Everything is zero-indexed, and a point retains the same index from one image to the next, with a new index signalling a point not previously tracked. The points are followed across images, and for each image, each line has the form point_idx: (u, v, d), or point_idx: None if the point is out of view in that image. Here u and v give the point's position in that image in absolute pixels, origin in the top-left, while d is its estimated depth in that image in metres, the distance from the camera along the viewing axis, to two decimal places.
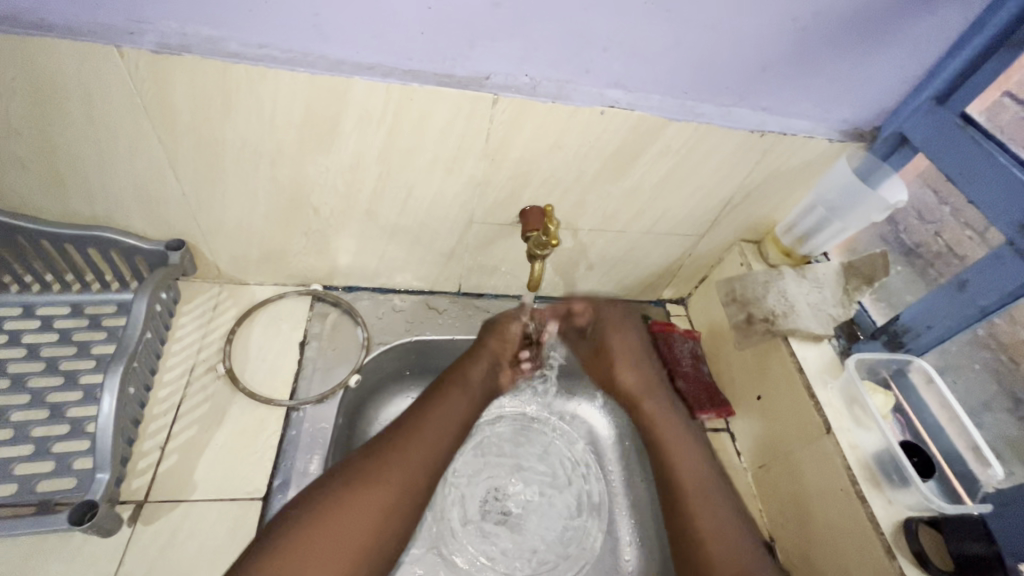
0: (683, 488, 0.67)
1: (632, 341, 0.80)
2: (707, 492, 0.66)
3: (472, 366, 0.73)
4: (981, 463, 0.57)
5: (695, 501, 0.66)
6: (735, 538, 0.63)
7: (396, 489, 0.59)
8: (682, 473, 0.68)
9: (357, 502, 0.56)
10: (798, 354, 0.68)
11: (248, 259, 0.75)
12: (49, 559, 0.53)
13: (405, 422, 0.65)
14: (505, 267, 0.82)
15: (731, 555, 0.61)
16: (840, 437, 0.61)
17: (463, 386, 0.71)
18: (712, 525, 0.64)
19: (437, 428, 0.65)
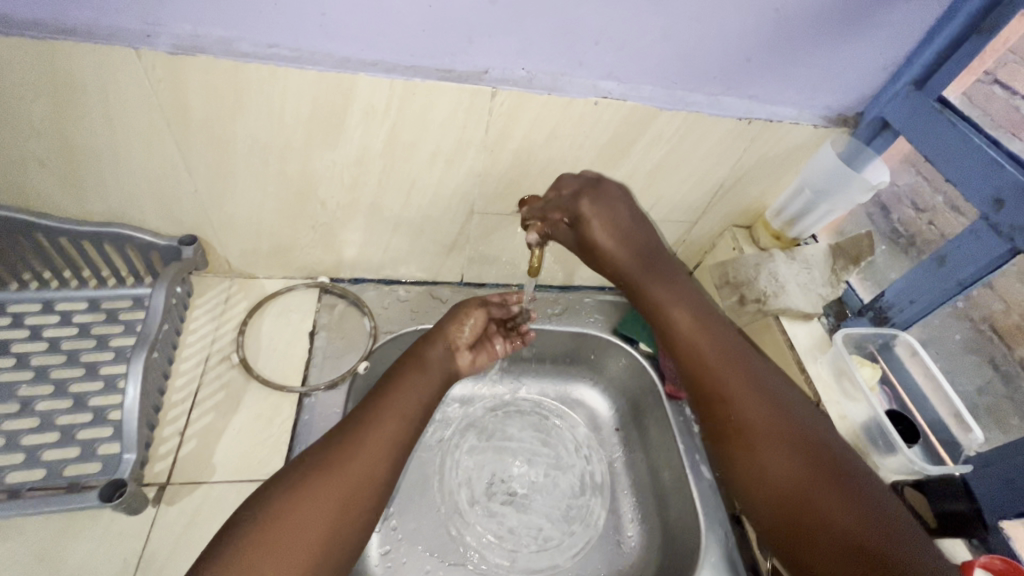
0: (717, 388, 0.58)
1: (615, 214, 0.65)
2: (745, 386, 0.57)
3: (428, 349, 0.70)
4: (962, 429, 0.60)
5: (731, 402, 0.57)
6: (786, 435, 0.55)
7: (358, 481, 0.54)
8: (712, 369, 0.59)
9: (314, 496, 0.52)
10: (789, 332, 0.71)
11: (257, 253, 0.77)
12: (79, 538, 0.56)
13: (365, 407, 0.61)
14: (506, 257, 0.84)
15: (782, 459, 0.53)
16: (830, 409, 0.64)
17: (420, 371, 0.66)
18: (760, 425, 0.55)
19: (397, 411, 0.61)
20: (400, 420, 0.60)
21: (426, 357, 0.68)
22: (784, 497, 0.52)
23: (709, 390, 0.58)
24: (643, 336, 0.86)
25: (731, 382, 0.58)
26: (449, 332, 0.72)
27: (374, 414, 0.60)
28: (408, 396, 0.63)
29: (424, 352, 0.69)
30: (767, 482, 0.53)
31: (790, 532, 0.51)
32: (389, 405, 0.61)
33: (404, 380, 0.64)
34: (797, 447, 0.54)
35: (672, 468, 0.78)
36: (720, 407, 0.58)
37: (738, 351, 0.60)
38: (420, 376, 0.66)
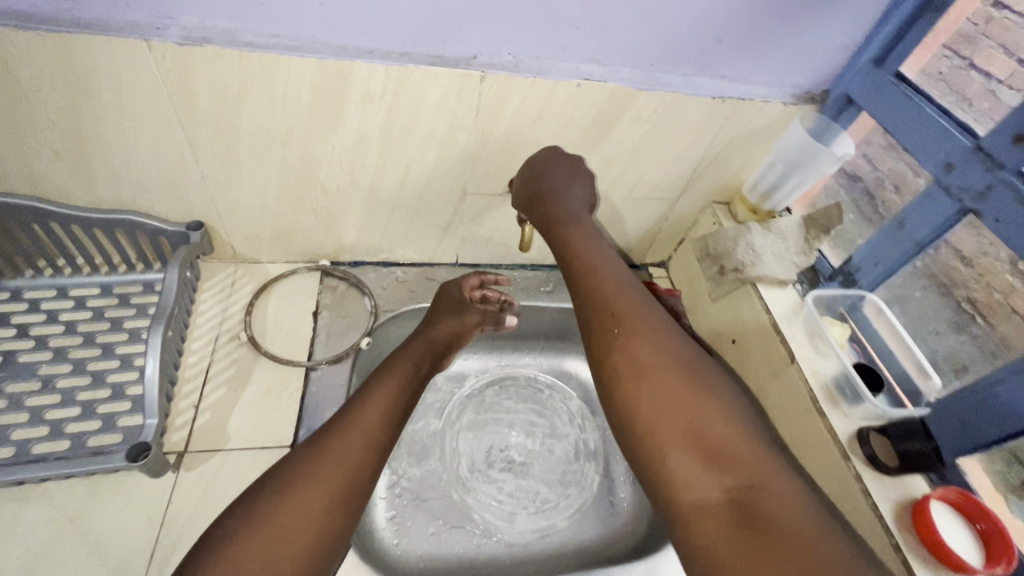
0: (625, 353, 0.58)
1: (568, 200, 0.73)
2: (650, 349, 0.58)
3: (418, 349, 0.75)
4: (923, 377, 0.65)
5: (642, 362, 0.57)
6: (683, 396, 0.54)
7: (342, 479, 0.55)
8: (628, 332, 0.59)
9: (300, 497, 0.52)
10: (765, 297, 0.76)
11: (261, 237, 0.81)
12: (105, 501, 0.60)
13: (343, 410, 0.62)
14: (498, 237, 0.89)
15: (679, 417, 0.53)
16: (803, 364, 0.69)
17: (377, 398, 0.64)
18: (651, 406, 0.55)
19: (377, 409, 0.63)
20: (363, 451, 0.58)
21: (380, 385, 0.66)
22: (682, 451, 0.51)
23: (611, 356, 0.59)
24: None
25: (632, 347, 0.59)
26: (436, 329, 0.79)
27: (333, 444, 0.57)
28: (366, 426, 0.60)
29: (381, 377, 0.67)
30: (666, 440, 0.52)
31: (679, 486, 0.50)
32: (345, 435, 0.58)
33: (364, 407, 0.62)
34: (702, 398, 0.54)
35: None
36: (621, 370, 0.58)
37: (651, 318, 0.61)
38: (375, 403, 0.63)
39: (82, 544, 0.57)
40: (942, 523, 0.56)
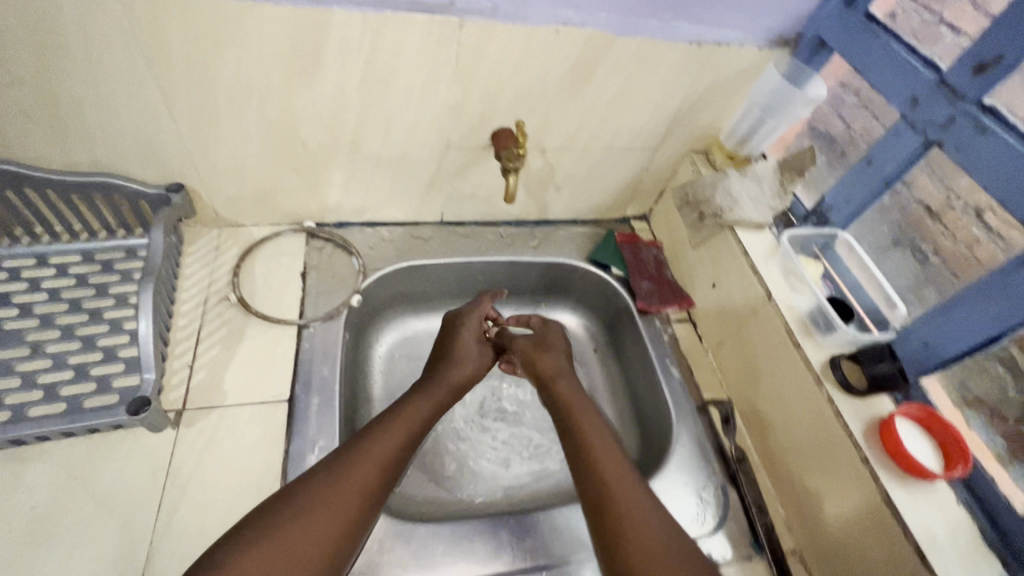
0: (593, 456, 0.62)
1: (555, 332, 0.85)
2: (613, 460, 0.61)
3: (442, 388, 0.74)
4: (889, 307, 0.69)
5: (604, 466, 0.61)
6: (640, 496, 0.57)
7: (352, 508, 0.54)
8: (588, 438, 0.65)
9: (306, 523, 0.50)
10: (743, 240, 0.79)
11: (243, 199, 0.80)
12: (108, 458, 0.60)
13: (356, 439, 0.61)
14: (482, 193, 0.89)
15: (642, 507, 0.56)
16: (780, 301, 0.72)
17: (373, 451, 0.59)
18: (611, 473, 0.60)
19: (391, 436, 0.62)
20: (372, 478, 0.57)
21: (375, 440, 0.61)
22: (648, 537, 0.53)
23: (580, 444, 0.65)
24: (614, 262, 0.93)
25: (598, 449, 0.63)
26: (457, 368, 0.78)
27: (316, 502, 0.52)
28: (364, 474, 0.57)
29: (378, 430, 0.62)
30: (615, 500, 0.57)
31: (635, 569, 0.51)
32: (340, 489, 0.54)
33: (355, 463, 0.57)
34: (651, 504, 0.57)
35: (644, 373, 0.87)
36: (586, 458, 0.63)
37: (607, 440, 0.64)
38: (370, 459, 0.58)
39: (89, 499, 0.58)
40: (907, 435, 0.61)
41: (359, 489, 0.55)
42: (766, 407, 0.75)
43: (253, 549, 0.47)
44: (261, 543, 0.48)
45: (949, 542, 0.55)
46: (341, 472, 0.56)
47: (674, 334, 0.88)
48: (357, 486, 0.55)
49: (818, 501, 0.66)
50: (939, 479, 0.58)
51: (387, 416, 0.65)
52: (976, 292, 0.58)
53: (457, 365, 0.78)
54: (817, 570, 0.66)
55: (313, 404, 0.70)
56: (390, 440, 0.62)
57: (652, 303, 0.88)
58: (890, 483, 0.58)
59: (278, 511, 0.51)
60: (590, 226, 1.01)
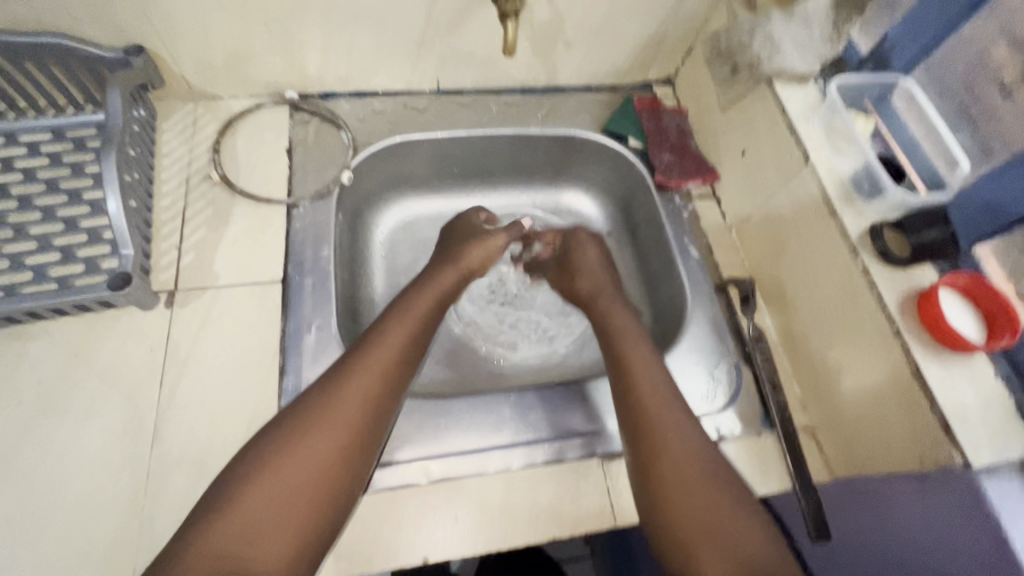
0: (649, 413, 0.55)
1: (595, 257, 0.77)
2: (675, 424, 0.54)
3: (445, 275, 0.70)
4: (950, 167, 0.60)
5: (663, 420, 0.54)
6: (730, 520, 0.48)
7: (351, 426, 0.51)
8: (669, 449, 0.52)
9: (303, 452, 0.49)
10: (782, 96, 0.68)
11: (213, 64, 0.72)
12: (105, 338, 0.60)
13: (358, 350, 0.57)
14: (481, 52, 0.78)
15: (696, 478, 0.51)
16: (818, 164, 0.63)
17: (368, 369, 0.55)
18: (670, 429, 0.54)
19: (396, 342, 0.59)
20: (373, 390, 0.54)
21: (368, 359, 0.56)
22: (697, 507, 0.49)
23: (633, 381, 0.58)
24: (631, 131, 0.83)
25: (648, 396, 0.56)
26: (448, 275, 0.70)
27: (314, 424, 0.50)
28: (362, 392, 0.53)
29: (374, 343, 0.58)
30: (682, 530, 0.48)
31: (695, 558, 0.47)
32: (336, 409, 0.52)
33: (348, 383, 0.53)
34: (709, 471, 0.51)
35: (660, 254, 0.81)
36: (638, 406, 0.56)
37: (665, 393, 0.57)
38: (365, 381, 0.54)
39: (92, 375, 0.58)
40: (948, 306, 0.55)
41: (355, 411, 0.52)
42: (792, 284, 0.69)
43: (250, 483, 0.47)
44: (262, 473, 0.47)
45: (979, 415, 0.51)
46: (337, 394, 0.52)
47: (695, 212, 0.81)
48: (354, 409, 0.52)
49: (837, 376, 0.63)
50: (978, 351, 0.53)
51: (382, 328, 0.60)
52: None
53: (448, 270, 0.70)
54: (827, 443, 0.65)
55: (308, 284, 0.67)
56: (391, 346, 0.58)
57: (672, 177, 0.80)
58: (922, 356, 0.53)
59: (276, 440, 0.49)
60: (606, 93, 0.89)
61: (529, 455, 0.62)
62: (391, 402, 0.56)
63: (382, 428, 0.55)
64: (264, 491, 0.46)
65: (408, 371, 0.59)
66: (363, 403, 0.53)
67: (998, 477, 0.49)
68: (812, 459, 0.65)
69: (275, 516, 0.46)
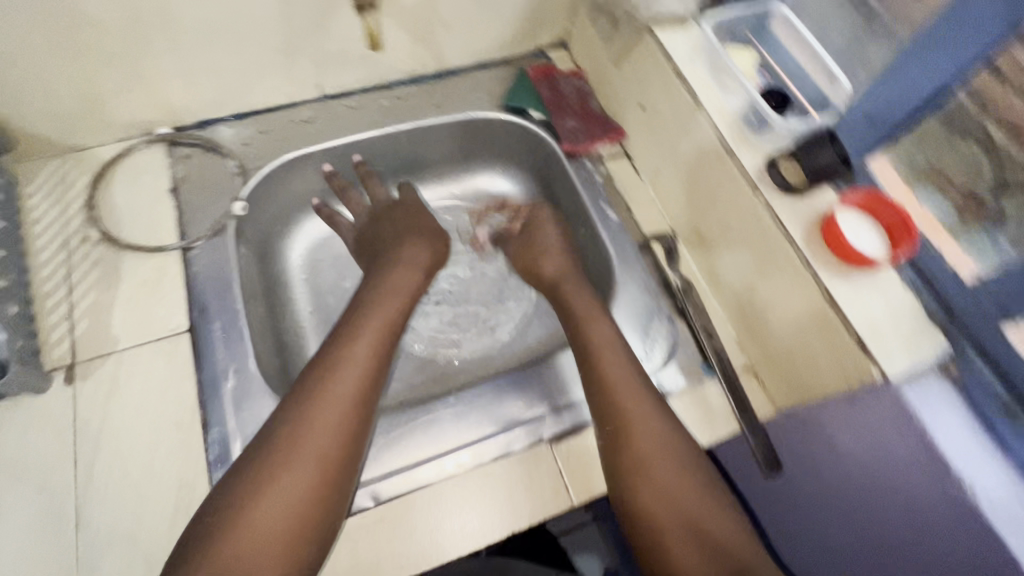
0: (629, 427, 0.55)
1: (553, 237, 0.76)
2: (658, 438, 0.54)
3: (400, 278, 0.68)
4: (833, 83, 0.61)
5: (633, 430, 0.54)
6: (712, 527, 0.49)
7: (320, 461, 0.49)
8: (648, 470, 0.52)
9: (270, 497, 0.46)
10: (664, 41, 0.66)
11: (64, 115, 0.66)
12: (4, 431, 0.56)
13: (318, 374, 0.54)
14: (357, 49, 0.74)
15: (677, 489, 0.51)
16: (709, 106, 0.62)
17: (330, 397, 0.52)
18: (637, 421, 0.55)
19: (360, 364, 0.56)
20: (340, 417, 0.52)
21: (326, 376, 0.54)
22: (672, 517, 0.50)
23: (601, 381, 0.58)
24: (530, 104, 0.81)
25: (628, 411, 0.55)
26: (399, 278, 0.68)
27: (280, 467, 0.48)
28: (328, 425, 0.51)
29: (335, 370, 0.54)
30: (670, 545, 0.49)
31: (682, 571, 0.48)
32: (300, 446, 0.49)
33: (312, 417, 0.51)
34: (686, 477, 0.52)
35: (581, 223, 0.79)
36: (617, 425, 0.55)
37: (643, 405, 0.56)
38: (332, 401, 0.52)
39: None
40: (849, 226, 0.55)
41: (323, 446, 0.50)
42: (709, 230, 0.68)
43: (215, 543, 0.44)
44: (223, 528, 0.45)
45: (892, 326, 0.52)
46: (301, 431, 0.50)
47: (608, 173, 0.80)
48: (323, 432, 0.50)
49: (765, 312, 0.63)
50: (881, 265, 0.53)
51: (342, 347, 0.57)
52: (907, 58, 0.50)
53: (392, 281, 0.67)
54: (768, 380, 0.65)
55: (218, 327, 0.63)
56: (351, 373, 0.55)
57: (579, 142, 0.78)
58: (832, 279, 0.54)
59: (244, 479, 0.48)
60: (501, 67, 0.86)
61: (479, 454, 0.61)
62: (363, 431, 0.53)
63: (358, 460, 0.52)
64: (225, 552, 0.44)
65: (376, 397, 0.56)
66: (333, 438, 0.51)
67: (918, 381, 0.51)
68: (755, 397, 0.66)
69: (255, 550, 0.44)
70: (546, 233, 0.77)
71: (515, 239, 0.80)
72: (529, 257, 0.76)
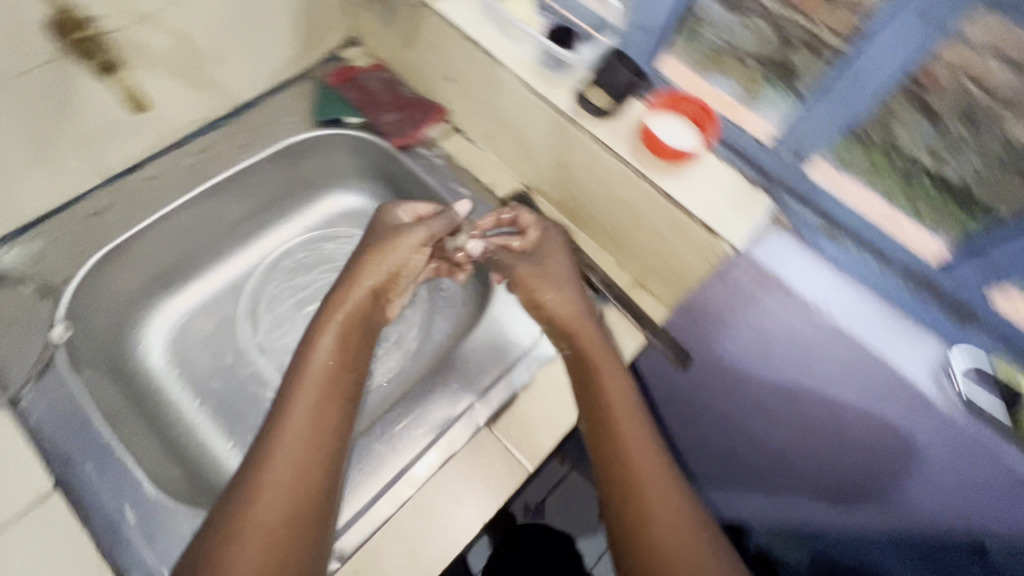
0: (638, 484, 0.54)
1: (553, 245, 0.66)
2: (664, 492, 0.54)
3: (349, 298, 0.62)
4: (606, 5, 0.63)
5: (641, 481, 0.54)
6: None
7: (275, 528, 0.49)
8: (656, 526, 0.52)
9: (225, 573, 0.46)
10: (445, 10, 0.66)
11: None
12: None
13: (265, 440, 0.53)
14: (125, 115, 0.65)
15: (683, 542, 0.51)
16: (508, 61, 0.64)
17: (275, 466, 0.51)
18: (642, 464, 0.55)
19: (305, 423, 0.54)
20: (288, 482, 0.51)
21: (269, 458, 0.51)
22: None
23: (608, 419, 0.57)
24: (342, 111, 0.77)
25: (638, 460, 0.55)
26: (347, 315, 0.61)
27: (233, 542, 0.48)
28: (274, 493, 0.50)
29: (279, 435, 0.53)
30: None
31: None
32: (250, 519, 0.49)
33: (260, 489, 0.50)
34: (691, 529, 0.52)
35: None
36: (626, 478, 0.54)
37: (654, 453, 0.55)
38: (277, 468, 0.51)
39: None
40: (662, 124, 0.58)
41: (274, 513, 0.49)
42: (554, 173, 0.71)
43: None
44: None
45: (726, 202, 0.58)
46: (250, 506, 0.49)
47: (446, 154, 0.79)
48: (259, 537, 0.48)
49: (627, 229, 0.67)
50: (699, 151, 0.58)
51: (284, 405, 0.55)
52: None
53: (339, 308, 0.61)
54: (654, 286, 0.70)
55: (93, 468, 0.57)
56: (295, 436, 0.53)
57: (405, 133, 0.77)
58: (665, 181, 0.58)
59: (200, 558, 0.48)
60: (299, 83, 0.81)
61: (426, 466, 0.60)
62: (322, 491, 0.52)
63: (321, 518, 0.51)
64: None
65: (330, 455, 0.54)
66: (284, 503, 0.50)
67: (762, 240, 0.57)
68: (648, 306, 0.71)
69: None
70: (558, 262, 0.64)
71: (518, 261, 0.65)
72: (529, 286, 0.63)
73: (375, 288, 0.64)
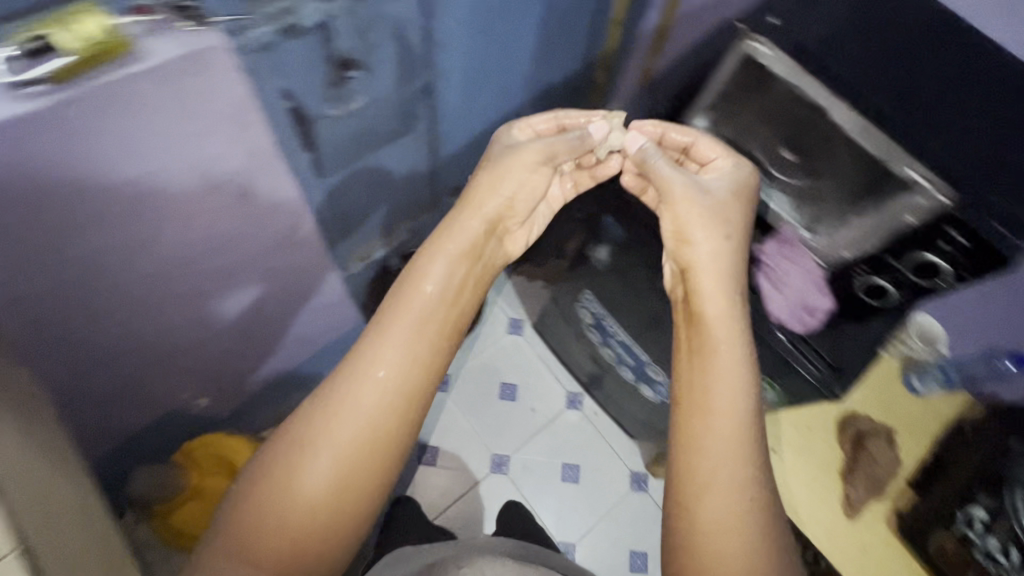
0: (716, 405, 0.66)
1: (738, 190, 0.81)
2: (742, 426, 0.65)
3: (462, 226, 0.78)
4: None
5: (724, 411, 0.65)
6: (743, 508, 0.61)
7: (346, 451, 0.62)
8: (719, 439, 0.64)
9: (292, 483, 0.61)
10: None
11: None
12: None
13: (358, 367, 0.66)
14: None
15: (736, 464, 0.63)
16: None
17: (353, 398, 0.64)
18: (725, 375, 0.67)
19: (388, 382, 0.65)
20: (362, 432, 0.63)
21: (367, 377, 0.65)
22: (726, 522, 0.61)
23: (708, 338, 0.71)
24: None
25: (723, 373, 0.67)
26: (457, 262, 0.76)
27: (308, 448, 0.62)
28: (360, 430, 0.63)
29: (367, 372, 0.66)
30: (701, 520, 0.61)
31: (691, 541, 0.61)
32: (334, 433, 0.63)
33: (340, 412, 0.64)
34: (747, 464, 0.63)
35: None
36: (705, 384, 0.67)
37: (741, 376, 0.67)
38: (352, 406, 0.64)
39: None
40: None
41: (351, 440, 0.63)
42: None
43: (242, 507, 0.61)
44: (254, 500, 0.61)
45: None
46: (327, 428, 0.63)
47: None
48: (332, 455, 0.62)
49: None
50: None
51: (378, 335, 0.68)
52: None
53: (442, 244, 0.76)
54: None
55: None
56: (380, 392, 0.65)
57: None
58: None
59: (278, 459, 0.63)
60: None
61: None
62: (393, 442, 0.65)
63: (387, 463, 0.65)
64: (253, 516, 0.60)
65: (403, 431, 0.66)
66: (358, 437, 0.63)
67: None
68: None
69: (279, 519, 0.60)
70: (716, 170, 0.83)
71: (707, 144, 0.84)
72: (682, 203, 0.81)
73: (495, 230, 0.83)
